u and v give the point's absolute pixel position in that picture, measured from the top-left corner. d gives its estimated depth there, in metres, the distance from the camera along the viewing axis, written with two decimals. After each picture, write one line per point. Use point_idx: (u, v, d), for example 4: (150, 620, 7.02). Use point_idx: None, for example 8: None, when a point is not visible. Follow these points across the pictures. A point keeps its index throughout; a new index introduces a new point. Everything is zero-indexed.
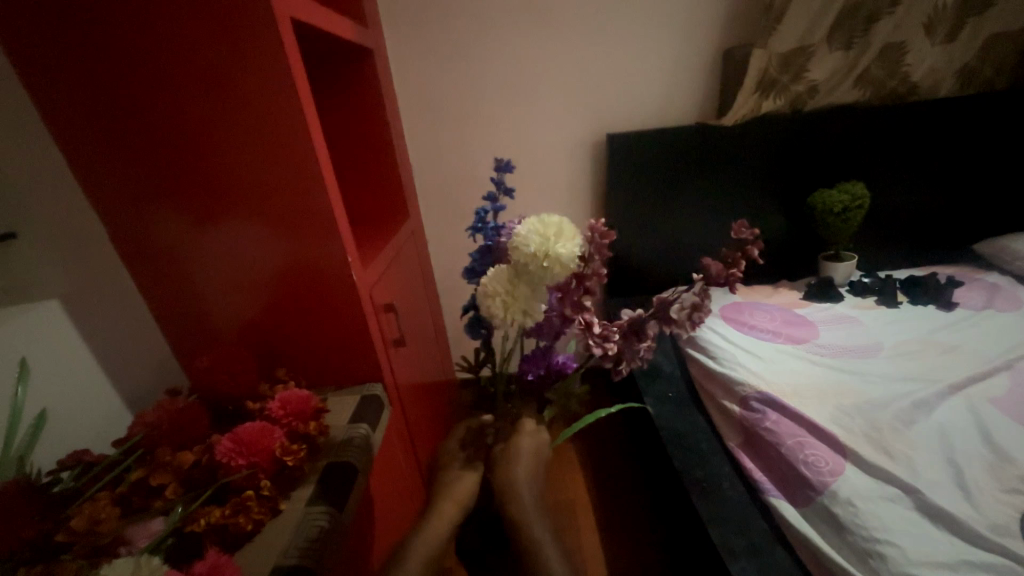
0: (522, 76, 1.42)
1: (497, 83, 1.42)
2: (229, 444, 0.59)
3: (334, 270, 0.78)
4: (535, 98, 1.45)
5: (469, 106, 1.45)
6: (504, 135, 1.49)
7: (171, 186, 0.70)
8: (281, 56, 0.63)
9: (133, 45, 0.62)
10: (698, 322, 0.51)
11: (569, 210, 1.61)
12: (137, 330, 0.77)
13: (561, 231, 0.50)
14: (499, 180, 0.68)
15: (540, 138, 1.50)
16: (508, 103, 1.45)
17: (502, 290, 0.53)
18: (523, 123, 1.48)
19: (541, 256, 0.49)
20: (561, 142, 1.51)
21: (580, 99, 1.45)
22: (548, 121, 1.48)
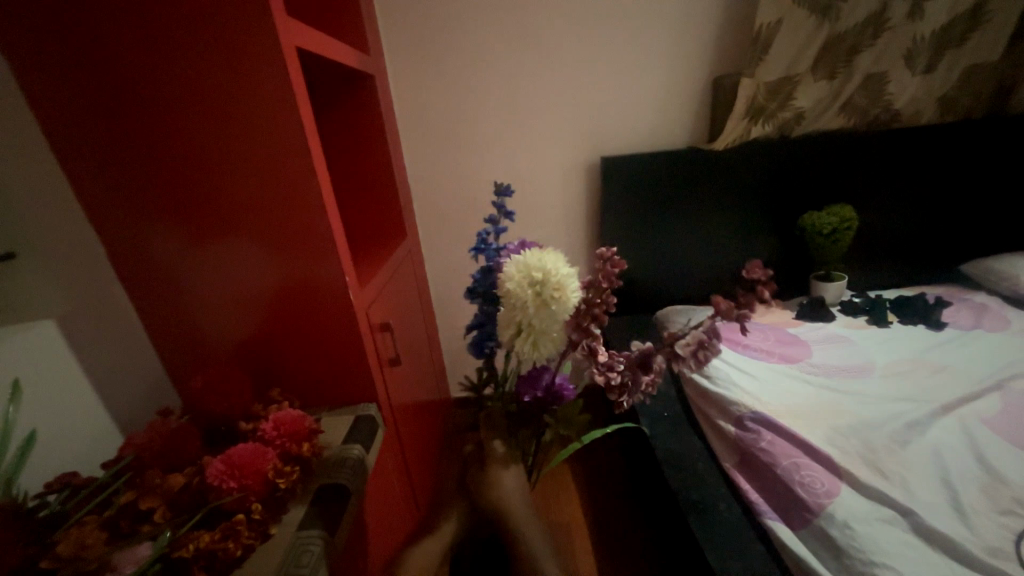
0: (519, 102, 1.46)
1: (495, 108, 1.46)
2: (221, 466, 0.58)
3: (330, 290, 0.78)
4: (532, 122, 1.48)
5: (467, 129, 1.48)
6: (501, 157, 1.52)
7: (171, 205, 0.71)
8: (278, 80, 0.65)
9: (141, 73, 0.64)
10: (705, 359, 0.50)
11: (565, 229, 1.64)
12: (130, 347, 0.77)
13: (539, 260, 0.49)
14: (499, 204, 0.69)
15: (537, 160, 1.53)
16: (506, 126, 1.48)
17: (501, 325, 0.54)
18: (520, 146, 1.51)
19: (511, 287, 0.49)
20: (557, 164, 1.54)
21: (576, 123, 1.49)
22: (544, 144, 1.51)
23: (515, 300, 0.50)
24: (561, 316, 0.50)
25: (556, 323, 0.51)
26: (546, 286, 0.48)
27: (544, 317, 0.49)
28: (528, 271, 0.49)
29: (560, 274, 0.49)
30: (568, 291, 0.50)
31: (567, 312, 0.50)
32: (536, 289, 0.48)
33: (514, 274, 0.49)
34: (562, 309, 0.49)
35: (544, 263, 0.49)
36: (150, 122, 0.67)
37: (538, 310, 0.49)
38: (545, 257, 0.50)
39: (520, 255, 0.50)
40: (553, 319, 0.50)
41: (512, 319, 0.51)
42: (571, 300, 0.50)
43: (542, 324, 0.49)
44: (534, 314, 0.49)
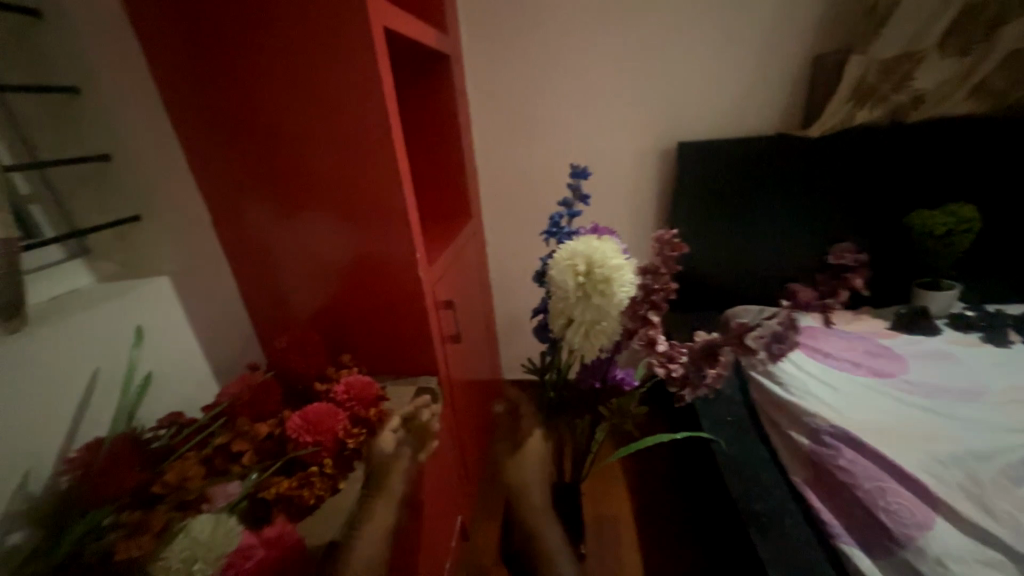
0: (592, 85, 1.41)
1: (568, 91, 1.42)
2: (299, 422, 0.65)
3: (401, 266, 0.82)
4: (605, 107, 1.43)
5: (537, 112, 1.46)
6: (571, 142, 1.49)
7: (265, 179, 0.77)
8: (365, 60, 0.68)
9: (248, 54, 0.68)
10: (779, 351, 0.46)
11: (631, 219, 1.58)
12: (231, 307, 0.85)
13: (586, 248, 0.48)
14: (574, 186, 0.67)
15: (607, 146, 1.49)
16: (577, 110, 1.44)
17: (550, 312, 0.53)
18: (591, 130, 1.47)
19: (554, 275, 0.48)
20: (628, 151, 1.49)
21: (651, 107, 1.42)
22: (615, 130, 1.46)
23: (560, 289, 0.49)
24: (611, 307, 0.47)
25: (607, 314, 0.48)
26: (591, 275, 0.46)
27: (590, 307, 0.47)
28: (574, 259, 0.48)
29: (607, 263, 0.46)
30: (618, 282, 0.46)
31: (618, 303, 0.47)
32: (579, 278, 0.47)
33: (560, 263, 0.48)
34: (610, 300, 0.47)
35: (591, 251, 0.47)
36: (252, 100, 0.71)
37: (581, 300, 0.47)
38: (593, 245, 0.48)
39: (568, 244, 0.50)
40: (602, 311, 0.47)
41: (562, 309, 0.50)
42: (623, 290, 0.47)
43: (589, 314, 0.47)
44: (576, 302, 0.47)
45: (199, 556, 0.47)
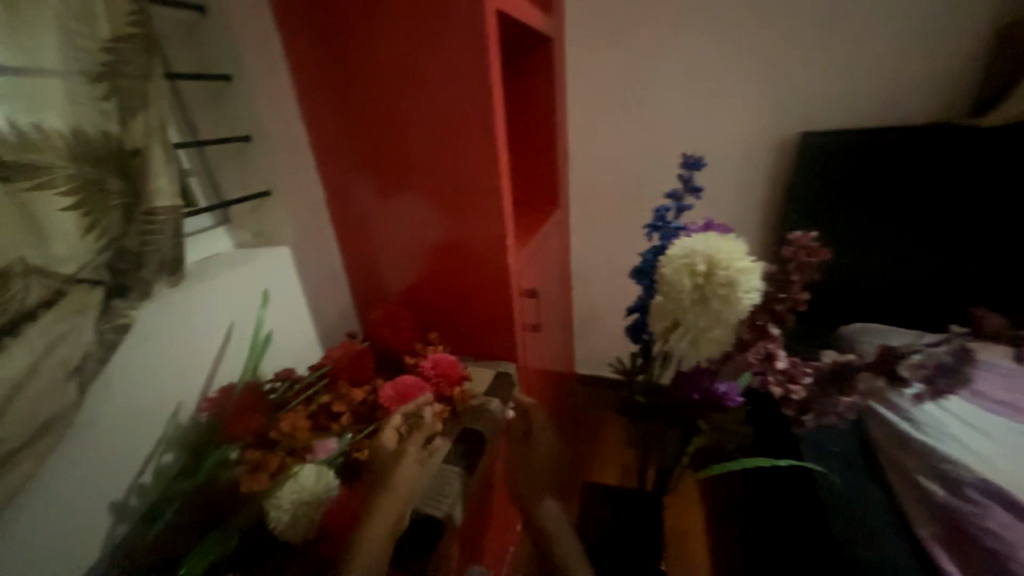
0: (706, 66, 1.27)
1: (677, 73, 1.30)
2: (391, 392, 0.69)
3: (491, 249, 0.83)
4: (718, 91, 1.29)
5: (640, 97, 1.35)
6: (675, 129, 1.36)
7: (371, 161, 0.82)
8: (476, 44, 0.68)
9: (370, 43, 0.72)
10: (944, 389, 0.40)
11: (734, 217, 1.43)
12: (336, 279, 0.93)
13: (707, 246, 0.43)
14: (686, 177, 0.63)
15: (716, 134, 1.34)
16: (686, 95, 1.31)
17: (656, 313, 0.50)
18: (700, 117, 1.33)
19: (667, 273, 0.44)
20: (740, 141, 1.33)
21: (774, 91, 1.26)
22: (728, 116, 1.31)
23: (672, 289, 0.45)
24: (730, 314, 0.42)
25: (723, 322, 0.43)
26: (711, 278, 0.42)
27: (706, 312, 0.43)
28: (692, 257, 0.43)
29: (733, 265, 0.41)
30: (743, 287, 0.41)
31: (739, 311, 0.42)
32: (696, 279, 0.43)
33: (675, 261, 0.44)
34: (731, 306, 0.42)
35: (714, 250, 0.43)
36: (369, 87, 0.75)
37: (696, 304, 0.43)
38: (716, 243, 0.43)
39: (683, 240, 0.45)
40: (719, 317, 0.43)
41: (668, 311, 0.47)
42: (747, 296, 0.42)
43: (703, 320, 0.43)
44: (690, 305, 0.43)
45: (306, 499, 0.53)
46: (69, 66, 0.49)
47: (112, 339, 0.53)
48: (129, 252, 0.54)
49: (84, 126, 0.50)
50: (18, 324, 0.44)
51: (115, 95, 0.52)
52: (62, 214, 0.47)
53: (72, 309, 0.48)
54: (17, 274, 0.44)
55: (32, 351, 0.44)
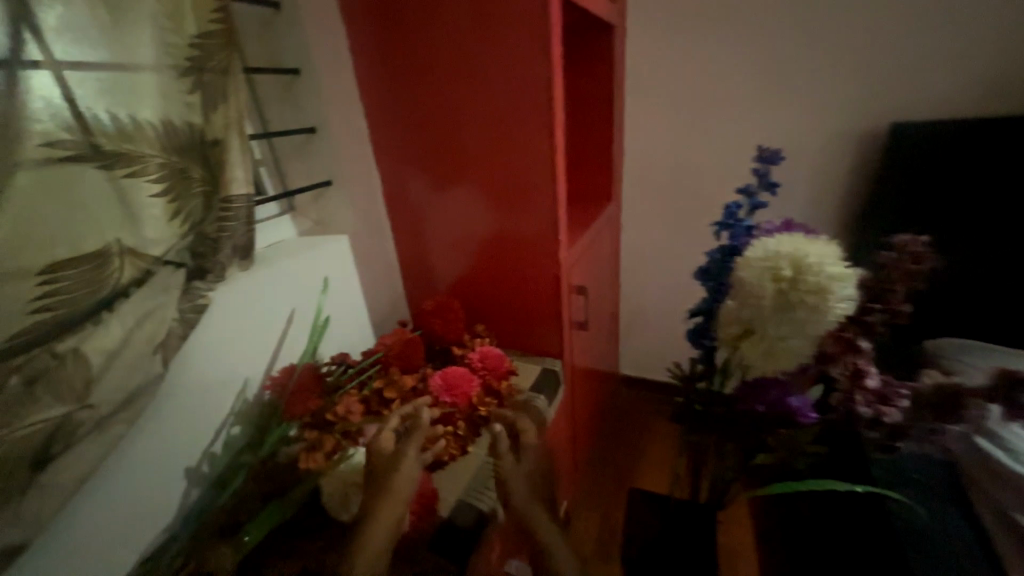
0: (783, 50, 1.14)
1: (749, 59, 1.17)
2: (439, 382, 0.69)
3: (543, 243, 0.83)
4: (795, 77, 1.16)
5: (705, 86, 1.23)
6: (742, 120, 1.23)
7: (427, 154, 0.82)
8: (539, 34, 0.68)
9: (432, 35, 0.72)
10: None
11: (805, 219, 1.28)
12: (389, 268, 0.95)
13: (793, 249, 0.39)
14: (761, 172, 0.59)
15: (789, 126, 1.20)
16: (758, 82, 1.19)
17: (725, 318, 0.47)
18: (771, 106, 1.20)
19: (745, 276, 0.41)
20: (818, 134, 1.19)
21: (862, 76, 1.10)
22: (805, 106, 1.17)
23: (748, 293, 0.42)
24: (815, 325, 0.39)
25: (805, 332, 0.40)
26: (795, 284, 0.39)
27: (787, 321, 0.39)
28: (775, 261, 0.40)
29: (823, 271, 0.38)
30: (833, 296, 0.38)
31: (827, 321, 0.38)
32: (779, 284, 0.39)
33: (755, 264, 0.41)
34: (817, 317, 0.38)
35: (801, 253, 0.39)
36: (429, 79, 0.76)
37: (777, 311, 0.40)
38: (804, 246, 0.40)
39: (763, 243, 0.42)
40: (802, 328, 0.39)
41: (742, 316, 0.44)
42: (837, 306, 0.38)
43: (782, 329, 0.40)
44: (768, 313, 0.40)
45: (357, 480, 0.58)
46: (161, 60, 0.52)
47: (193, 318, 0.57)
48: (207, 237, 0.58)
49: (173, 119, 0.53)
50: (114, 300, 0.48)
51: (199, 88, 0.56)
52: (154, 199, 0.51)
53: (160, 287, 0.53)
54: (114, 253, 0.48)
55: (125, 326, 0.48)
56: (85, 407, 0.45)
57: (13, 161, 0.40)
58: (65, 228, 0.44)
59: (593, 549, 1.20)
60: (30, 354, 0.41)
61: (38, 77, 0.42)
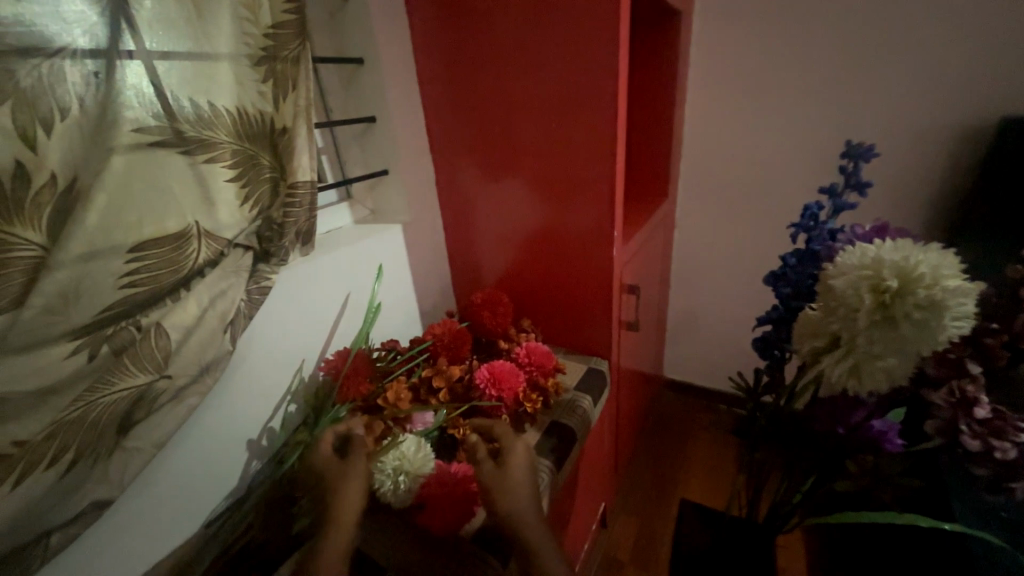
0: (875, 30, 1.02)
1: (833, 41, 1.06)
2: (486, 374, 0.69)
3: (595, 240, 0.80)
4: (886, 61, 1.03)
5: (777, 71, 1.14)
6: (818, 110, 1.13)
7: (481, 144, 0.82)
8: (606, 18, 0.64)
9: (494, 21, 0.71)
10: None
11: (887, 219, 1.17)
12: (439, 259, 0.96)
13: (901, 258, 0.35)
14: (850, 171, 0.54)
15: (874, 116, 1.09)
16: (840, 68, 1.08)
17: (806, 329, 0.43)
18: (855, 95, 1.09)
19: (837, 286, 0.37)
20: (909, 126, 1.07)
21: (971, 61, 0.97)
22: (896, 94, 1.05)
23: (840, 305, 0.38)
24: (920, 343, 0.34)
25: (906, 350, 0.35)
26: (901, 299, 0.34)
27: (885, 338, 0.35)
28: (877, 272, 0.35)
29: (938, 284, 0.33)
30: (947, 312, 0.33)
31: (935, 340, 0.34)
32: (880, 299, 0.35)
33: (851, 274, 0.37)
34: (924, 335, 0.34)
35: (911, 263, 0.34)
36: (488, 67, 0.74)
37: (873, 327, 0.36)
38: (914, 254, 0.35)
39: (862, 247, 0.38)
40: (903, 346, 0.35)
41: (828, 329, 0.40)
42: (950, 323, 0.33)
43: (879, 347, 0.36)
44: (864, 329, 0.36)
45: (405, 469, 0.57)
46: (238, 50, 0.54)
47: (259, 299, 0.60)
48: (274, 222, 0.60)
49: (247, 106, 0.55)
50: (191, 280, 0.51)
51: (271, 77, 0.57)
52: (227, 184, 0.53)
53: (231, 268, 0.55)
54: (192, 235, 0.50)
55: (200, 304, 0.51)
56: (164, 377, 0.48)
57: (108, 146, 0.43)
58: (151, 210, 0.46)
59: (631, 552, 1.18)
60: (119, 326, 0.45)
61: (132, 66, 0.44)
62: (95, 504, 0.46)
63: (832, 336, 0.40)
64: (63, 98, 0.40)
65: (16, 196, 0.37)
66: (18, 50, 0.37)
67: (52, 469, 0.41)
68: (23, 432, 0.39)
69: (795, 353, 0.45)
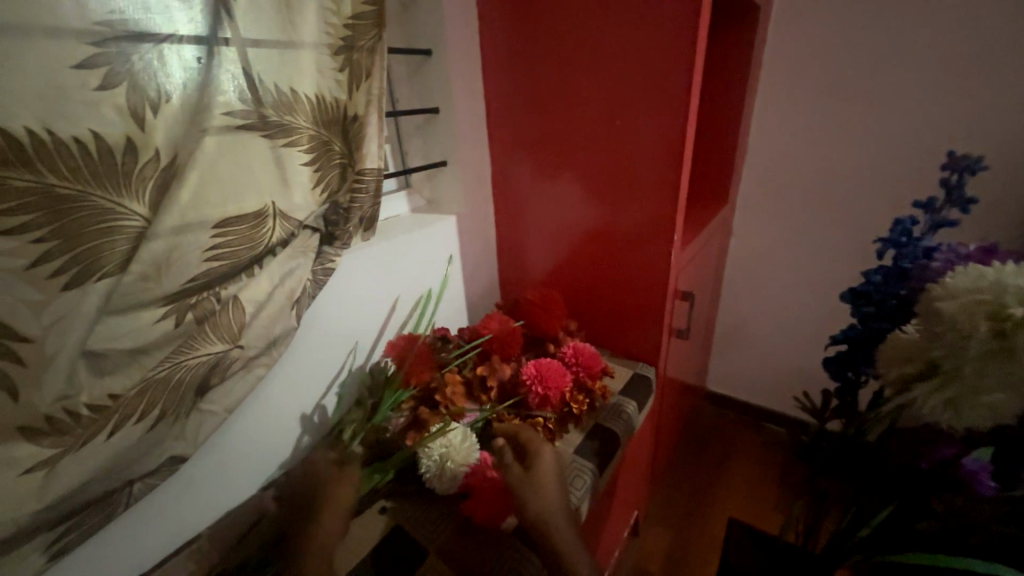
0: (980, 30, 0.93)
1: (928, 41, 0.97)
2: (532, 371, 0.69)
3: (652, 242, 0.78)
4: (990, 63, 0.94)
5: (860, 73, 1.06)
6: (904, 116, 1.05)
7: (540, 138, 0.81)
8: (684, 14, 0.62)
9: (564, 15, 0.69)
10: None
11: (977, 237, 1.06)
12: (489, 252, 0.97)
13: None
14: (953, 184, 0.49)
15: (970, 124, 0.99)
16: (934, 71, 0.99)
17: (899, 354, 0.40)
18: (950, 101, 0.99)
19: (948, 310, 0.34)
20: (1013, 136, 0.96)
21: None
22: (999, 99, 0.95)
23: (949, 331, 0.34)
24: None
25: (1022, 387, 0.32)
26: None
27: (1001, 372, 0.32)
28: (998, 299, 0.32)
29: None
30: None
31: None
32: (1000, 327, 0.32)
33: (963, 299, 0.34)
34: None
35: None
36: (555, 61, 0.73)
37: (986, 358, 0.32)
38: None
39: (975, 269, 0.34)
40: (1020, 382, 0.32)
41: (925, 355, 0.37)
42: None
43: (989, 381, 0.33)
44: (975, 359, 0.33)
45: (452, 457, 0.59)
46: (319, 39, 0.55)
47: (322, 280, 0.62)
48: (340, 206, 0.62)
49: (324, 94, 0.57)
50: (264, 257, 0.53)
51: (347, 66, 0.59)
52: (302, 167, 0.55)
53: (300, 249, 0.58)
54: (268, 215, 0.52)
55: (272, 281, 0.54)
56: (237, 347, 0.51)
57: (203, 127, 0.46)
58: (234, 189, 0.49)
59: (661, 564, 1.15)
60: (202, 297, 0.47)
61: (227, 53, 0.46)
62: (171, 460, 0.50)
63: (930, 364, 0.37)
64: (166, 81, 0.42)
65: (124, 170, 0.40)
66: (134, 35, 0.40)
67: (139, 424, 0.44)
68: (117, 387, 0.42)
69: (880, 378, 0.42)
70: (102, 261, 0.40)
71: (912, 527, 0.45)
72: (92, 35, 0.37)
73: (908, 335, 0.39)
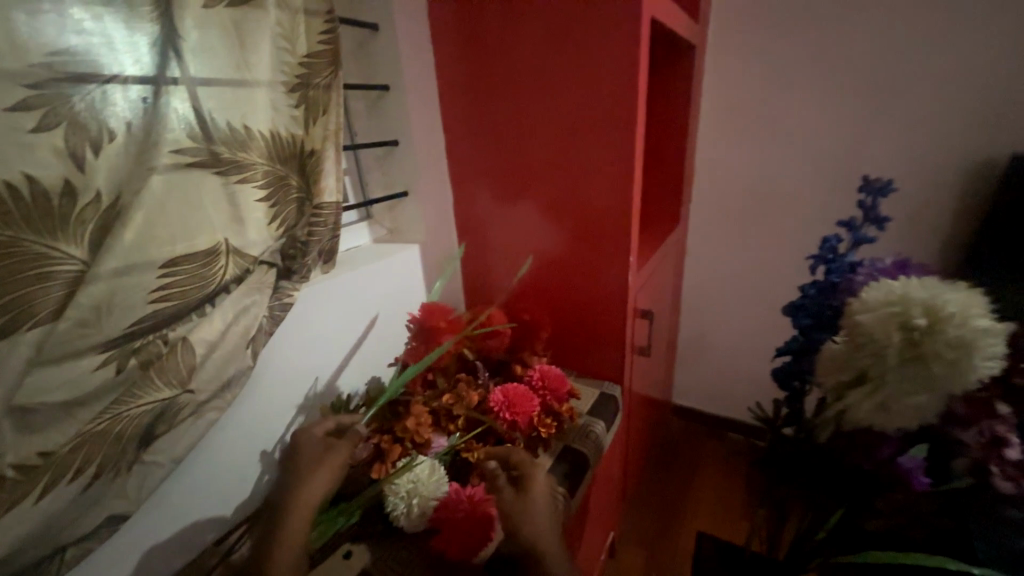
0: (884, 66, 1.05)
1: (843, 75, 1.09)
2: (500, 396, 0.69)
3: (610, 263, 0.81)
4: (896, 95, 1.06)
5: (789, 103, 1.17)
6: (829, 141, 1.15)
7: (497, 166, 0.84)
8: (625, 53, 0.67)
9: (515, 51, 0.73)
10: None
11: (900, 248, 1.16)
12: (454, 279, 0.97)
13: (928, 295, 0.36)
14: (869, 204, 0.54)
15: (885, 148, 1.11)
16: (850, 101, 1.11)
17: (833, 364, 0.42)
18: (865, 129, 1.11)
19: (868, 321, 0.37)
20: (919, 159, 1.08)
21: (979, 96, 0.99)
22: (906, 126, 1.07)
23: (870, 340, 0.38)
24: (952, 381, 0.35)
25: (936, 388, 0.35)
26: (931, 336, 0.35)
27: (915, 375, 0.35)
28: (905, 310, 0.36)
29: (968, 324, 0.34)
30: (981, 355, 0.34)
31: (969, 379, 0.34)
32: (911, 334, 0.35)
33: (877, 309, 0.38)
34: (955, 373, 0.34)
35: (936, 300, 0.35)
36: (508, 93, 0.77)
37: (902, 363, 0.36)
38: (941, 294, 0.36)
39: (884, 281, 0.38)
40: (933, 383, 0.35)
41: (854, 364, 0.40)
42: (985, 364, 0.34)
43: (907, 384, 0.36)
44: (894, 365, 0.36)
45: (419, 491, 0.58)
46: (274, 77, 0.56)
47: (280, 316, 0.60)
48: (297, 240, 0.62)
49: (280, 130, 0.57)
50: (217, 297, 0.51)
51: (304, 102, 0.60)
52: (258, 204, 0.54)
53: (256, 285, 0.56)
54: (221, 253, 0.50)
55: (225, 320, 0.52)
56: (186, 392, 0.49)
57: (150, 166, 0.45)
58: (184, 227, 0.47)
59: None
60: (147, 340, 0.45)
61: (176, 92, 0.46)
62: (110, 519, 0.46)
63: (860, 372, 0.40)
64: (110, 121, 0.42)
65: (62, 212, 0.39)
66: (76, 77, 0.39)
67: (75, 482, 0.41)
68: (49, 443, 0.39)
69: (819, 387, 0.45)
70: (34, 308, 0.38)
71: (864, 526, 0.48)
72: (28, 78, 0.37)
73: (837, 345, 0.42)
